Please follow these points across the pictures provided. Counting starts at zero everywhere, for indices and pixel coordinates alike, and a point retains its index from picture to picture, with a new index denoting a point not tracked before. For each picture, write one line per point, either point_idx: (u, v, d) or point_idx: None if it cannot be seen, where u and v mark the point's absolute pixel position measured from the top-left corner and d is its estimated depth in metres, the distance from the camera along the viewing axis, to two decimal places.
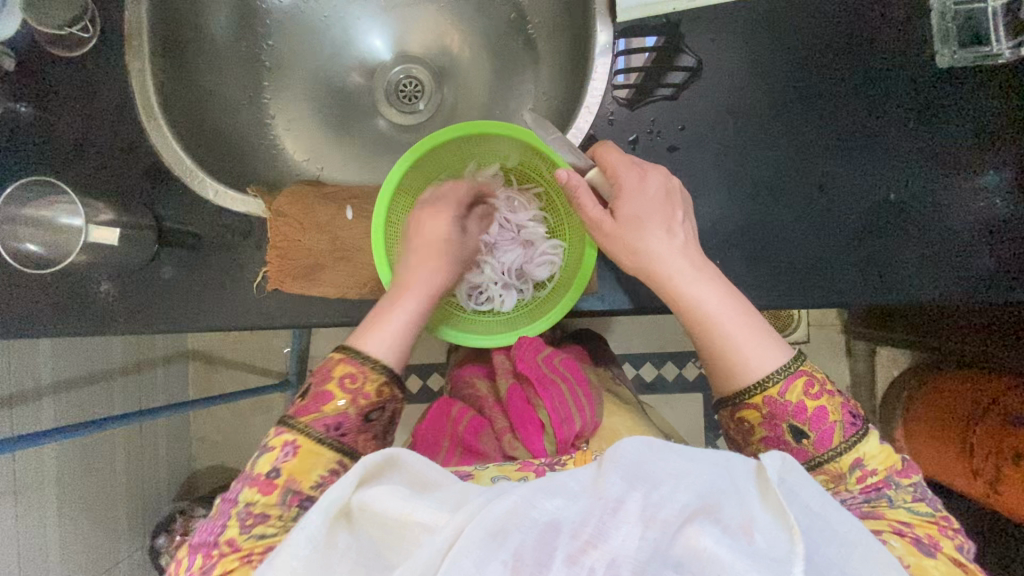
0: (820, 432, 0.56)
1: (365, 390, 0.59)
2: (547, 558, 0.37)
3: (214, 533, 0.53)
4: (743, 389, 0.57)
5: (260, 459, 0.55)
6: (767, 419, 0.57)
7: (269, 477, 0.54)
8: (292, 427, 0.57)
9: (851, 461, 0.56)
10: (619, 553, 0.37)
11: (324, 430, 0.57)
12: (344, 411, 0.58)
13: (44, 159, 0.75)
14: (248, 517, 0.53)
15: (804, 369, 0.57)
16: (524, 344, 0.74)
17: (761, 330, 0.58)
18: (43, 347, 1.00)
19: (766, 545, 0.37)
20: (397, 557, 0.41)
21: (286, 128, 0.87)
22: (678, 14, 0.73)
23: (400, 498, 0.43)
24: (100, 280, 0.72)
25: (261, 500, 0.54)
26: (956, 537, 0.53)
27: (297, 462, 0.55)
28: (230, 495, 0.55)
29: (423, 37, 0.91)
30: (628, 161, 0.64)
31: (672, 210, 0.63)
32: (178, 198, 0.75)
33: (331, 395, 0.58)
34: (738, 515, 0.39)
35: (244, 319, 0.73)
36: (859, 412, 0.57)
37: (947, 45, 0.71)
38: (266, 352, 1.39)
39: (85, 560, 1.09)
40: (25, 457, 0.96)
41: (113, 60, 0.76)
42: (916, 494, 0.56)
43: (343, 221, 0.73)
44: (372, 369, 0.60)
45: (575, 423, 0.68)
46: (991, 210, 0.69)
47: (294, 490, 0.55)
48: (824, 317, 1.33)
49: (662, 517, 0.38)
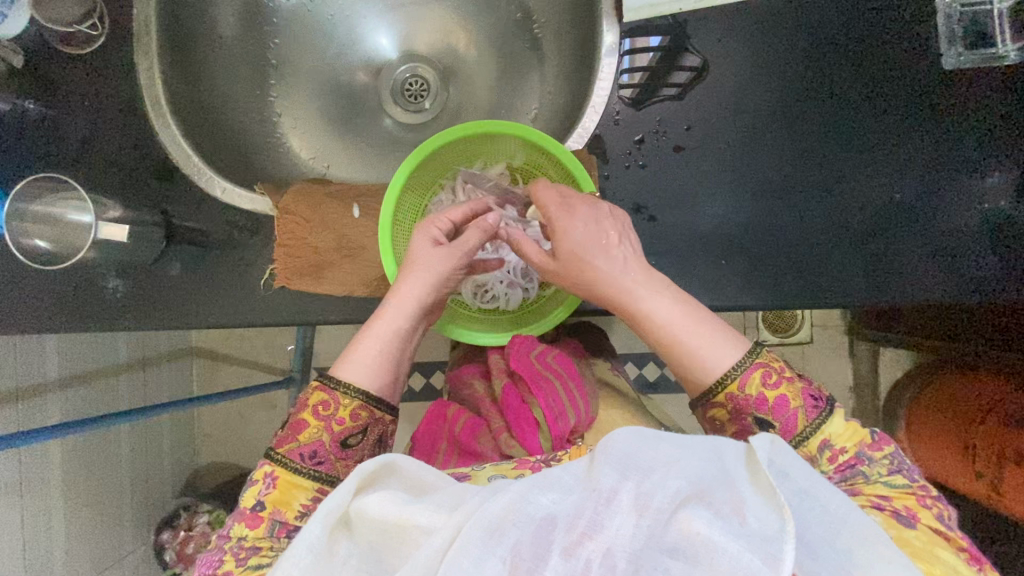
0: (784, 420, 0.56)
1: (338, 416, 0.59)
2: (544, 552, 0.37)
3: (212, 566, 0.53)
4: (707, 388, 0.58)
5: (244, 494, 0.57)
6: (734, 415, 0.58)
7: (254, 510, 0.55)
8: (273, 459, 0.58)
9: (818, 443, 0.56)
10: (614, 544, 0.37)
11: (300, 460, 0.58)
12: (319, 438, 0.58)
13: (53, 155, 0.76)
14: (240, 550, 0.53)
15: (761, 361, 0.57)
16: (517, 343, 0.74)
17: (716, 328, 0.59)
18: (50, 343, 1.01)
19: (758, 524, 0.37)
20: (399, 557, 0.42)
21: (292, 127, 0.88)
22: (685, 14, 0.73)
23: (396, 502, 0.43)
24: (108, 276, 0.73)
25: (249, 534, 0.54)
26: (935, 506, 0.53)
27: (278, 493, 0.56)
28: (224, 533, 0.56)
29: (429, 37, 0.92)
30: (558, 197, 0.63)
31: (605, 236, 0.61)
32: (186, 195, 0.75)
33: (305, 424, 0.59)
34: (728, 497, 0.39)
35: (251, 316, 0.73)
36: (821, 395, 0.57)
37: (953, 46, 0.71)
38: (271, 349, 1.40)
39: (91, 554, 1.10)
40: (32, 452, 0.96)
41: (122, 58, 0.77)
42: (892, 466, 0.56)
43: (349, 219, 0.74)
44: (346, 395, 0.59)
45: (570, 418, 0.69)
46: (995, 210, 0.69)
47: (280, 521, 0.55)
48: (828, 317, 1.32)
49: (654, 505, 0.38)
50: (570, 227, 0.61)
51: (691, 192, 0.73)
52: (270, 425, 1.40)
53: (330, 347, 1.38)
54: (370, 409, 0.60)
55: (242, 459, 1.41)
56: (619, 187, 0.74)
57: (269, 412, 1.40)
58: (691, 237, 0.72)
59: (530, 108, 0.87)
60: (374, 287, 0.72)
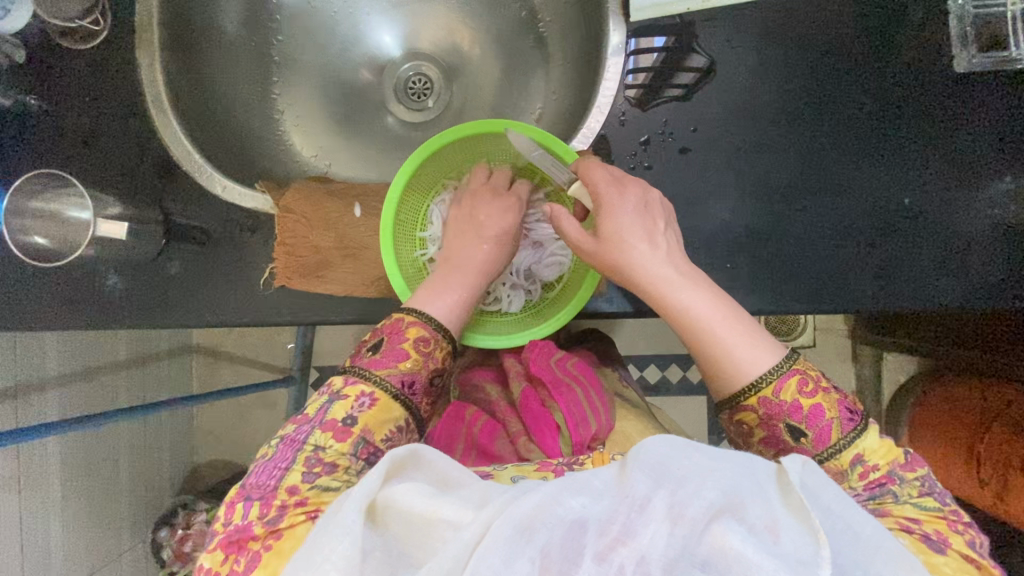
0: (816, 430, 0.56)
1: (433, 356, 0.61)
2: (576, 556, 0.36)
3: (275, 478, 0.52)
4: (737, 391, 0.57)
5: (334, 405, 0.56)
6: (763, 421, 0.57)
7: (345, 423, 0.55)
8: (365, 378, 0.58)
9: (851, 457, 0.56)
10: (647, 551, 0.36)
11: (398, 386, 0.58)
12: (416, 371, 0.60)
13: (52, 150, 0.75)
14: (320, 461, 0.53)
15: (797, 368, 0.57)
16: (536, 350, 0.74)
17: (752, 329, 0.57)
18: (48, 339, 1.00)
19: (792, 546, 0.36)
20: (424, 554, 0.40)
21: (294, 124, 0.87)
22: (692, 14, 0.72)
23: (424, 495, 0.42)
24: (106, 274, 0.72)
25: (333, 447, 0.54)
26: (966, 532, 0.52)
27: (372, 412, 0.57)
28: (298, 437, 0.55)
29: (432, 35, 0.91)
30: (611, 176, 0.60)
31: (653, 219, 0.59)
32: (186, 192, 0.75)
33: (404, 353, 0.60)
34: (763, 515, 0.38)
35: (251, 315, 0.72)
36: (856, 408, 0.57)
37: (966, 48, 0.70)
38: (271, 347, 1.39)
39: (88, 552, 1.09)
40: (30, 449, 0.96)
41: (123, 53, 0.76)
42: (923, 489, 0.55)
43: (352, 218, 0.73)
44: (442, 336, 0.62)
45: (591, 425, 0.67)
46: (1005, 216, 0.68)
47: (366, 441, 0.55)
48: (831, 321, 1.31)
49: (689, 515, 0.37)
50: (616, 212, 0.59)
51: (697, 194, 0.72)
52: (269, 423, 1.40)
53: (330, 346, 1.37)
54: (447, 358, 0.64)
55: (240, 457, 1.40)
56: None
57: (268, 411, 1.40)
58: (697, 240, 0.71)
59: (535, 107, 0.87)
60: (377, 287, 0.71)
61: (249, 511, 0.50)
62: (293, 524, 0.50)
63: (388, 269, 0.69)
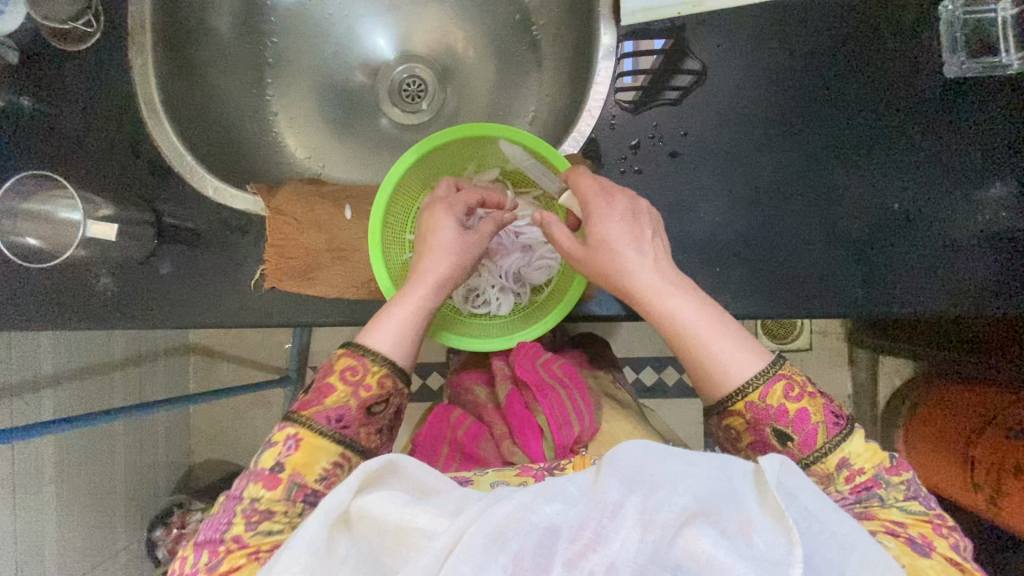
0: (802, 434, 0.56)
1: (366, 383, 0.59)
2: (547, 562, 0.37)
3: (219, 529, 0.52)
4: (726, 396, 0.57)
5: (263, 455, 0.55)
6: (750, 426, 0.57)
7: (272, 471, 0.54)
8: (293, 421, 0.56)
9: (836, 460, 0.55)
10: (618, 557, 0.37)
11: (325, 423, 0.56)
12: (346, 402, 0.58)
13: (45, 152, 0.75)
14: (253, 513, 0.52)
15: (784, 372, 0.56)
16: (522, 351, 0.75)
17: (738, 334, 0.58)
18: (45, 338, 1.00)
19: (765, 547, 0.37)
20: (397, 562, 0.41)
21: (288, 126, 0.87)
22: (683, 19, 0.72)
23: (400, 503, 0.43)
24: (99, 274, 0.72)
25: (265, 496, 0.53)
26: (950, 536, 0.52)
27: (300, 454, 0.55)
28: (235, 492, 0.54)
29: (427, 37, 0.91)
30: (599, 187, 0.62)
31: (641, 229, 0.60)
32: (179, 194, 0.75)
33: (332, 388, 0.58)
34: (737, 517, 0.39)
35: (241, 316, 0.73)
36: (841, 412, 0.57)
37: (956, 53, 0.70)
38: (267, 348, 1.39)
39: (83, 551, 1.10)
40: (25, 448, 0.96)
41: (117, 55, 0.76)
42: (909, 492, 0.55)
43: (342, 220, 0.74)
44: (374, 362, 0.60)
45: (574, 428, 0.69)
46: (997, 222, 0.68)
47: (298, 484, 0.54)
48: (827, 324, 1.31)
49: (660, 521, 0.38)
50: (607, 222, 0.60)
51: (687, 197, 0.72)
52: (265, 423, 1.40)
53: (327, 346, 1.38)
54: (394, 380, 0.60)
55: (236, 457, 1.41)
56: None
57: (264, 411, 1.40)
58: (686, 244, 0.71)
59: (527, 110, 0.87)
60: (366, 289, 0.71)
61: (197, 561, 0.52)
62: (235, 567, 0.50)
63: (376, 273, 0.69)
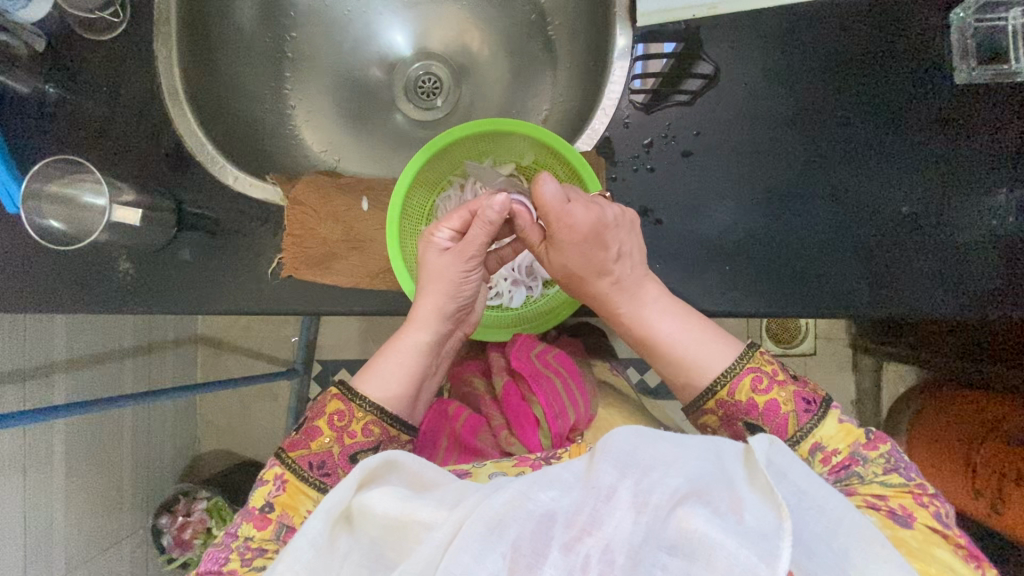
0: (773, 425, 0.59)
1: (351, 429, 0.62)
2: (544, 548, 0.38)
3: (219, 562, 0.55)
4: (699, 395, 0.61)
5: (254, 493, 0.59)
6: (724, 419, 0.61)
7: (263, 511, 0.58)
8: (282, 461, 0.60)
9: (809, 447, 0.58)
10: (613, 539, 0.38)
11: (308, 468, 0.60)
12: (329, 448, 0.61)
13: (68, 138, 0.77)
14: (247, 551, 0.55)
15: (752, 365, 0.60)
16: (519, 342, 0.78)
17: (714, 336, 0.62)
18: (58, 323, 1.02)
19: (755, 522, 0.38)
20: (399, 554, 0.42)
21: (305, 120, 0.89)
22: (698, 21, 0.74)
23: (398, 498, 0.44)
24: (120, 259, 0.74)
25: (257, 536, 0.57)
26: (931, 504, 0.55)
27: (287, 496, 0.59)
28: (232, 529, 0.58)
29: (443, 35, 0.92)
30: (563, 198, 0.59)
31: (602, 247, 0.61)
32: (198, 182, 0.76)
33: (319, 431, 0.61)
34: (727, 496, 0.40)
35: (258, 303, 0.74)
36: (814, 397, 0.60)
37: (966, 60, 0.71)
38: (276, 340, 1.41)
39: (89, 534, 1.11)
40: (37, 431, 0.97)
41: (143, 45, 0.78)
42: (888, 465, 0.58)
43: (358, 212, 0.75)
44: (359, 408, 0.62)
45: (569, 417, 0.71)
46: (1004, 227, 0.69)
47: (286, 525, 0.57)
48: (832, 329, 1.31)
49: (653, 502, 0.39)
50: (568, 249, 0.62)
51: (699, 197, 0.73)
52: (271, 415, 1.41)
53: (335, 340, 1.39)
54: (384, 425, 0.63)
55: (243, 447, 1.42)
56: (627, 190, 0.74)
57: (271, 403, 1.42)
58: (696, 243, 0.73)
59: (542, 108, 0.88)
60: (380, 280, 0.73)
61: None
62: None
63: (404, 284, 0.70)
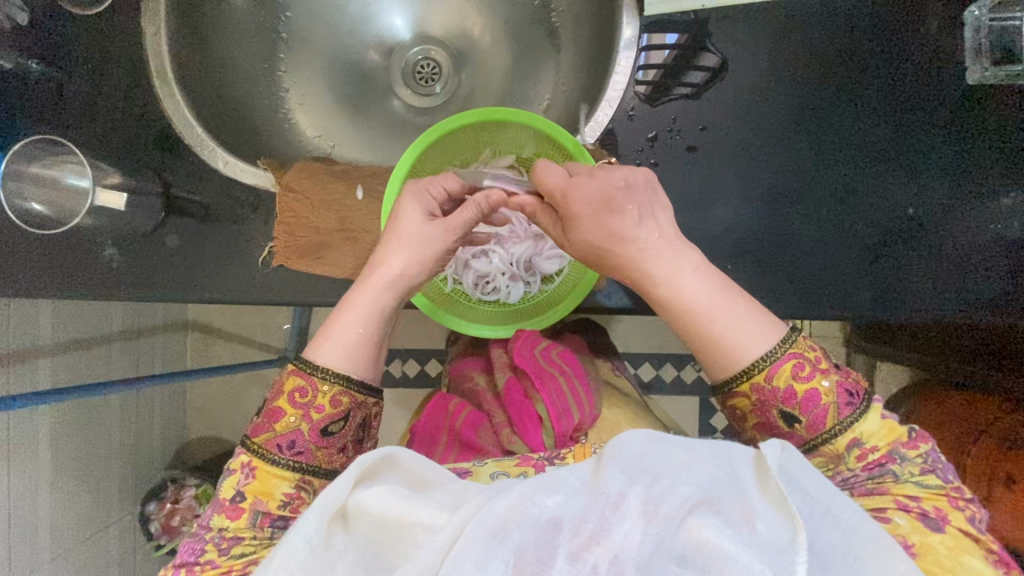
0: (812, 415, 0.56)
1: (317, 403, 0.58)
2: (550, 556, 0.37)
3: (194, 553, 0.53)
4: (732, 375, 0.57)
5: (222, 484, 0.56)
6: (757, 407, 0.57)
7: (234, 502, 0.55)
8: (247, 449, 0.57)
9: (847, 441, 0.55)
10: (622, 549, 0.36)
11: (278, 451, 0.57)
12: (297, 427, 0.57)
13: (54, 118, 0.74)
14: (223, 541, 0.54)
15: (794, 351, 0.56)
16: (524, 338, 0.75)
17: (750, 316, 0.57)
18: (43, 307, 0.99)
19: (768, 534, 0.37)
20: (398, 557, 0.41)
21: (299, 103, 0.86)
22: (707, 11, 0.71)
23: (396, 497, 0.42)
24: (105, 244, 0.72)
25: (231, 526, 0.54)
26: (967, 508, 0.53)
27: (258, 483, 0.56)
28: (203, 522, 0.56)
29: (443, 19, 0.90)
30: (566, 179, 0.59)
31: (620, 207, 0.58)
32: (188, 166, 0.74)
33: (282, 412, 0.57)
34: (739, 506, 0.39)
35: (247, 292, 0.72)
36: (857, 388, 0.56)
37: (979, 61, 0.69)
38: (266, 326, 1.39)
39: (75, 521, 1.09)
40: (21, 417, 0.95)
41: (130, 22, 0.75)
42: (926, 466, 0.55)
43: (353, 200, 0.73)
44: (325, 380, 0.58)
45: (573, 416, 0.69)
46: (1011, 232, 0.68)
47: (261, 511, 0.55)
48: (826, 327, 1.30)
49: (663, 511, 0.38)
50: (586, 226, 0.59)
51: (703, 194, 0.71)
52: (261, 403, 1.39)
53: None
54: (352, 395, 0.59)
55: (232, 433, 1.41)
56: None
57: (261, 390, 1.40)
58: (699, 240, 0.71)
59: (542, 98, 0.86)
60: None
61: None
62: None
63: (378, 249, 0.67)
